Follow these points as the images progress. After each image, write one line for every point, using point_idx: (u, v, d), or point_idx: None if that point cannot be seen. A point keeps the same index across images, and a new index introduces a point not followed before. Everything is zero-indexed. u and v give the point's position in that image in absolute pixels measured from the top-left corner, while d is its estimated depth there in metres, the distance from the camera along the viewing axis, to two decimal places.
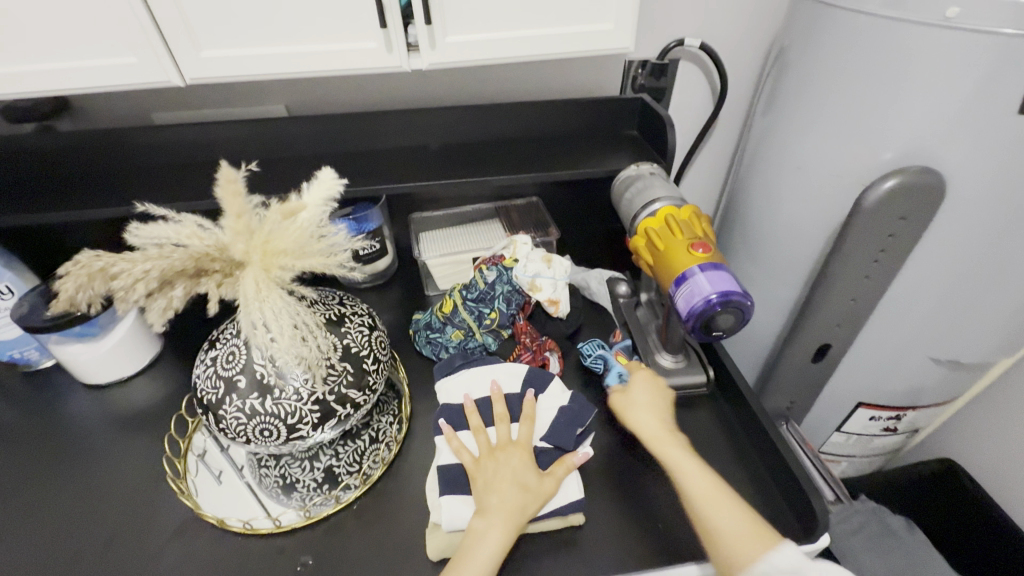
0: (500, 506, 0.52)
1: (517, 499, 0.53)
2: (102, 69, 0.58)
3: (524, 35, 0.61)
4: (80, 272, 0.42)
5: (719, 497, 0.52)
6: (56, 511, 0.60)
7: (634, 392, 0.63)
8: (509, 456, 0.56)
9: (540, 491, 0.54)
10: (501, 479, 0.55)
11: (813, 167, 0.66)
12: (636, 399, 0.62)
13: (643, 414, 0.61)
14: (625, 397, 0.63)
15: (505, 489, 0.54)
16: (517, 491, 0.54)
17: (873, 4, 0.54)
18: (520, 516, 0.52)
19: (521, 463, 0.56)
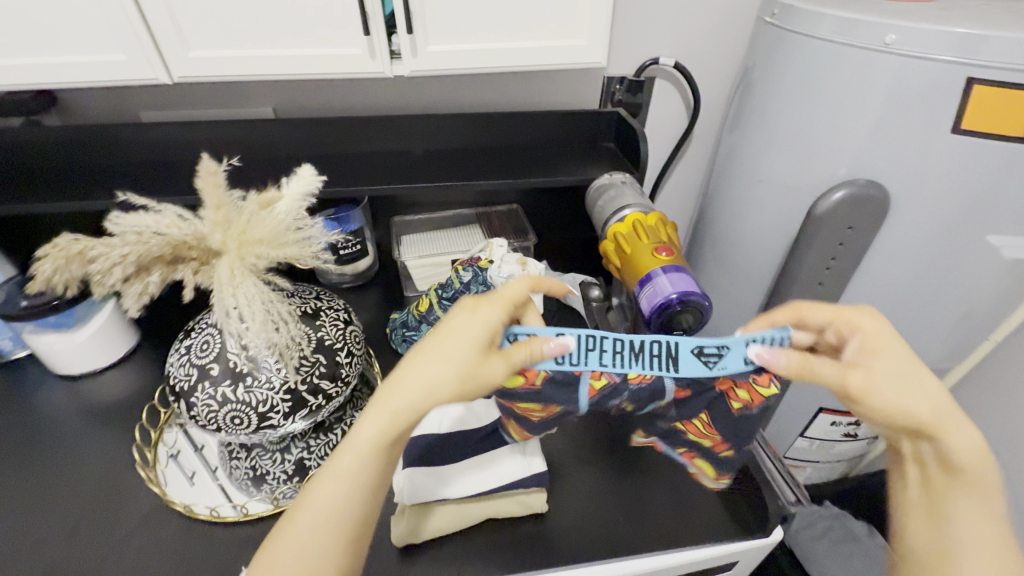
0: (420, 380, 0.42)
1: (443, 373, 0.41)
2: (90, 64, 0.60)
3: (503, 47, 0.65)
4: (58, 255, 0.43)
5: (1004, 561, 0.41)
6: (20, 498, 0.60)
7: (885, 368, 0.43)
8: (467, 319, 0.44)
9: (474, 371, 0.42)
10: (443, 342, 0.43)
11: (774, 180, 0.70)
12: (891, 378, 0.42)
13: (925, 397, 0.42)
14: (884, 375, 0.42)
15: (432, 360, 0.42)
16: (448, 363, 0.42)
17: (826, 30, 0.59)
18: (425, 396, 0.41)
19: (472, 325, 0.43)
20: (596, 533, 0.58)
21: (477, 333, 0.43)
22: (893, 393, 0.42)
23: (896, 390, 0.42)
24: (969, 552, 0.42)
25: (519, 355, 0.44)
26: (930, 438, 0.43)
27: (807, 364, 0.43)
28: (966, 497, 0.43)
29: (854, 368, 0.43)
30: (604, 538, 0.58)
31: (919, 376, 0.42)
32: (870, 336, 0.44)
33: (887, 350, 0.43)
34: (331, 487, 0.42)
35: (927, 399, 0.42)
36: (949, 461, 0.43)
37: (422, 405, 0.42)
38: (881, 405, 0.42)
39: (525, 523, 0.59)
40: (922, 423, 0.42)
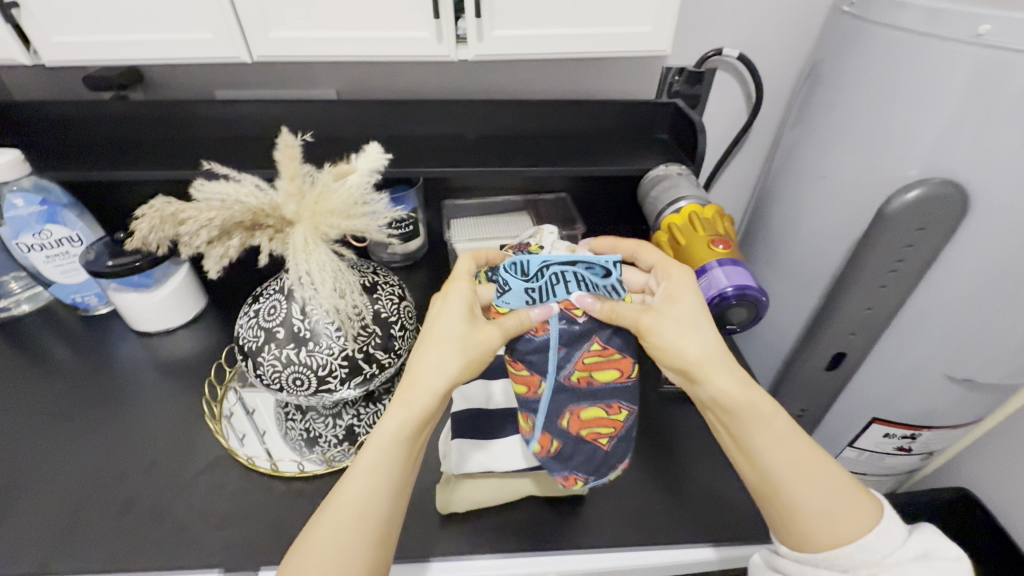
0: (428, 366, 0.50)
1: (447, 359, 0.50)
2: (181, 43, 0.64)
3: (569, 33, 0.65)
4: (155, 216, 0.47)
5: (808, 465, 0.48)
6: (103, 438, 0.66)
7: (678, 313, 0.52)
8: (447, 308, 0.53)
9: (469, 339, 0.51)
10: (440, 334, 0.52)
11: (840, 177, 0.68)
12: (691, 320, 0.52)
13: (697, 342, 0.51)
14: (671, 317, 0.52)
15: (438, 352, 0.51)
16: (451, 347, 0.51)
17: (907, 20, 0.57)
18: (442, 371, 0.50)
19: (453, 312, 0.52)
20: (634, 520, 0.58)
21: (462, 317, 0.52)
22: (674, 334, 0.51)
23: (681, 330, 0.51)
24: (777, 465, 0.48)
25: (507, 320, 0.50)
26: (700, 382, 0.51)
27: (614, 308, 0.50)
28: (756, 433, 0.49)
29: (666, 309, 0.52)
30: (639, 523, 0.58)
31: (698, 325, 0.52)
32: (675, 284, 0.53)
33: (684, 295, 0.53)
34: (371, 482, 0.47)
35: (698, 343, 0.51)
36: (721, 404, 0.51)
37: (431, 388, 0.50)
38: (676, 345, 0.51)
39: (562, 504, 0.60)
40: (705, 366, 0.51)
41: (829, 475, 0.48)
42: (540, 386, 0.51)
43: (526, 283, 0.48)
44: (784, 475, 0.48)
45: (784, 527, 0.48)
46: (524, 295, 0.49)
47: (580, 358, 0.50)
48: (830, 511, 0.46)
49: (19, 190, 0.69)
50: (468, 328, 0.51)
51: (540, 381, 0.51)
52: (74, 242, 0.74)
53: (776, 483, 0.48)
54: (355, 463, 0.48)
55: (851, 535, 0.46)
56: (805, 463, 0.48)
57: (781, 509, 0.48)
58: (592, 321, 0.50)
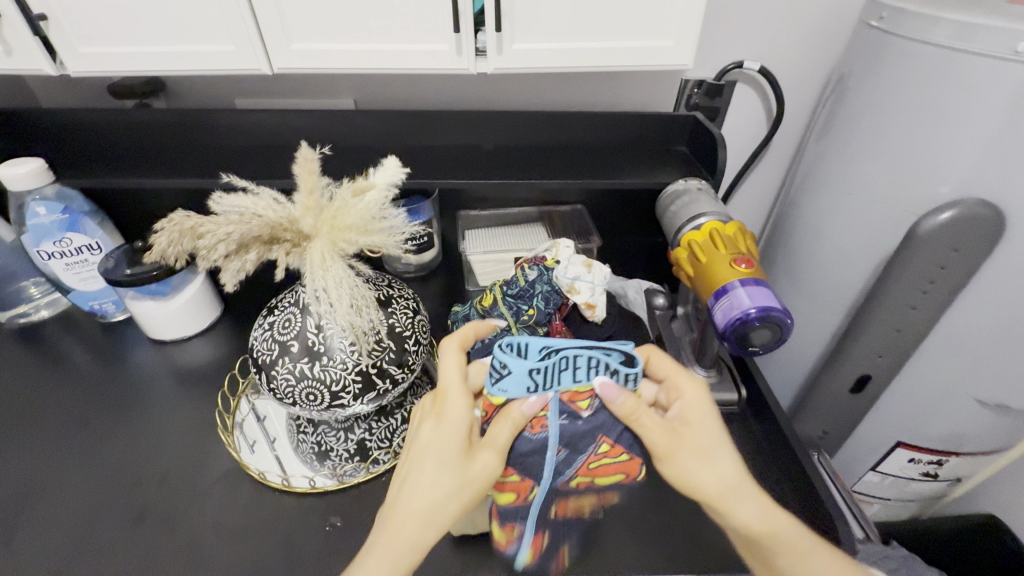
0: (422, 492, 0.46)
1: (442, 490, 0.45)
2: (203, 54, 0.65)
3: (589, 46, 0.64)
4: (174, 229, 0.47)
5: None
6: (116, 447, 0.66)
7: (697, 438, 0.48)
8: (440, 424, 0.48)
9: (464, 472, 0.46)
10: (434, 452, 0.47)
11: (867, 195, 0.66)
12: (709, 446, 0.48)
13: (718, 471, 0.48)
14: (691, 448, 0.48)
15: (430, 477, 0.46)
16: (448, 478, 0.46)
17: (939, 35, 0.55)
18: (435, 511, 0.45)
19: (447, 435, 0.47)
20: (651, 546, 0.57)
21: (459, 432, 0.47)
22: (692, 462, 0.48)
23: (700, 459, 0.48)
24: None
25: (503, 433, 0.46)
26: (723, 513, 0.48)
27: (635, 416, 0.46)
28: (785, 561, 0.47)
29: (682, 437, 0.48)
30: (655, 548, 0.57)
31: (718, 450, 0.48)
32: (687, 405, 0.49)
33: (698, 415, 0.49)
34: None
35: (719, 474, 0.47)
36: (747, 533, 0.48)
37: (424, 533, 0.45)
38: (698, 476, 0.47)
39: None
40: (730, 496, 0.48)
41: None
42: (533, 491, 0.49)
43: (531, 365, 0.45)
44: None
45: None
46: (525, 380, 0.45)
47: (583, 460, 0.48)
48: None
49: (42, 198, 0.70)
50: (463, 445, 0.47)
51: (532, 488, 0.48)
52: (93, 250, 0.75)
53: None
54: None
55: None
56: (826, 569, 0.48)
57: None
58: (602, 417, 0.48)
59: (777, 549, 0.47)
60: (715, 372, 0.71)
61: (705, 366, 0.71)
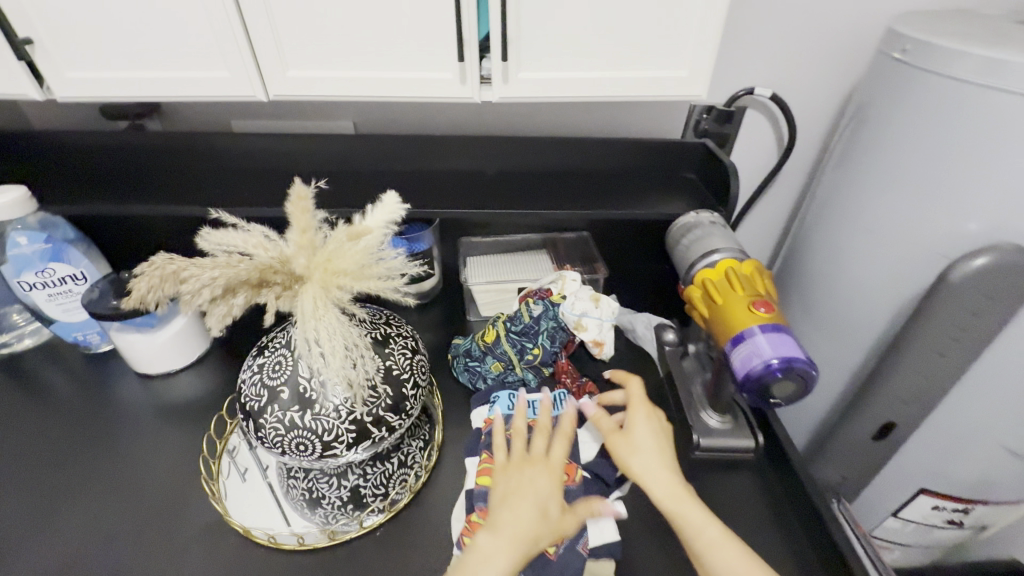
0: (514, 532, 0.47)
1: (527, 536, 0.47)
2: (196, 80, 0.62)
3: (598, 76, 0.62)
4: (154, 274, 0.44)
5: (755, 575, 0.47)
6: (95, 494, 0.62)
7: (633, 435, 0.56)
8: (538, 470, 0.52)
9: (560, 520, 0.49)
10: (525, 501, 0.49)
11: (890, 233, 0.63)
12: (642, 444, 0.56)
13: (643, 461, 0.54)
14: (624, 440, 0.56)
15: (520, 518, 0.48)
16: (543, 513, 0.49)
17: (967, 71, 0.53)
18: (534, 541, 0.47)
19: (546, 477, 0.51)
20: None
21: (553, 495, 0.50)
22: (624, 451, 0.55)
23: (631, 455, 0.55)
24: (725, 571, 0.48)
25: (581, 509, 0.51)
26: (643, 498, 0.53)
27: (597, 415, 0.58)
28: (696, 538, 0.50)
29: (618, 433, 0.57)
30: None
31: (645, 446, 0.55)
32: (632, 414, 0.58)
33: (640, 424, 0.57)
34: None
35: (642, 461, 0.54)
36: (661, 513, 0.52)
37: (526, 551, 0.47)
38: (629, 465, 0.54)
39: None
40: (651, 485, 0.53)
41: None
42: None
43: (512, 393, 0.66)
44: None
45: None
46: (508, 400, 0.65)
47: None
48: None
49: (24, 228, 0.67)
50: (554, 503, 0.50)
51: None
52: (77, 280, 0.71)
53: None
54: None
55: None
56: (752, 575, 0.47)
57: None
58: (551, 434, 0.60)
59: (689, 535, 0.50)
60: (730, 418, 0.67)
61: (720, 411, 0.67)
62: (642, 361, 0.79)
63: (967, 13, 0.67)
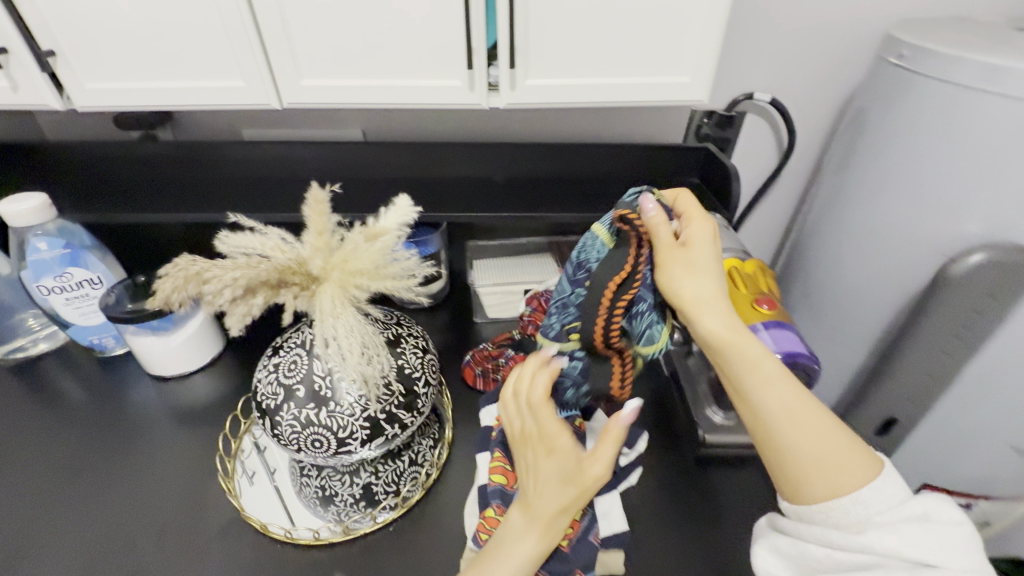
0: (539, 509, 0.44)
1: (556, 508, 0.43)
2: (212, 90, 0.64)
3: (603, 83, 0.64)
4: (178, 274, 0.45)
5: (811, 422, 0.44)
6: (115, 494, 0.64)
7: (692, 255, 0.45)
8: (547, 439, 0.45)
9: (583, 481, 0.44)
10: (544, 462, 0.44)
11: (889, 233, 0.65)
12: (699, 265, 0.45)
13: (704, 282, 0.44)
14: (683, 256, 0.45)
15: (538, 479, 0.44)
16: (564, 486, 0.44)
17: (964, 76, 0.55)
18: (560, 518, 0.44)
19: (556, 449, 0.44)
20: None
21: (568, 457, 0.44)
22: (678, 272, 0.45)
23: (688, 273, 0.45)
24: (773, 409, 0.44)
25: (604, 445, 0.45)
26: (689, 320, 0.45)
27: (655, 222, 0.44)
28: (751, 379, 0.44)
29: (677, 247, 0.45)
30: None
31: (709, 268, 0.45)
32: (696, 231, 0.46)
33: (698, 238, 0.46)
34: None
35: (706, 284, 0.44)
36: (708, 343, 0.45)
37: (558, 524, 0.44)
38: (679, 288, 0.45)
39: None
40: (702, 312, 0.44)
41: (844, 445, 0.43)
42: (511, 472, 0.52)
43: None
44: (777, 420, 0.43)
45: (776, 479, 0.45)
46: None
47: None
48: (837, 472, 0.42)
49: (43, 233, 0.69)
50: (574, 466, 0.44)
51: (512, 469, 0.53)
52: (94, 284, 0.73)
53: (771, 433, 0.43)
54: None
55: (841, 490, 0.42)
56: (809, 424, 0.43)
57: (771, 449, 0.44)
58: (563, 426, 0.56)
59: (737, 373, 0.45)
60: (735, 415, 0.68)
61: (724, 408, 0.68)
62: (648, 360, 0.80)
63: (962, 20, 0.69)
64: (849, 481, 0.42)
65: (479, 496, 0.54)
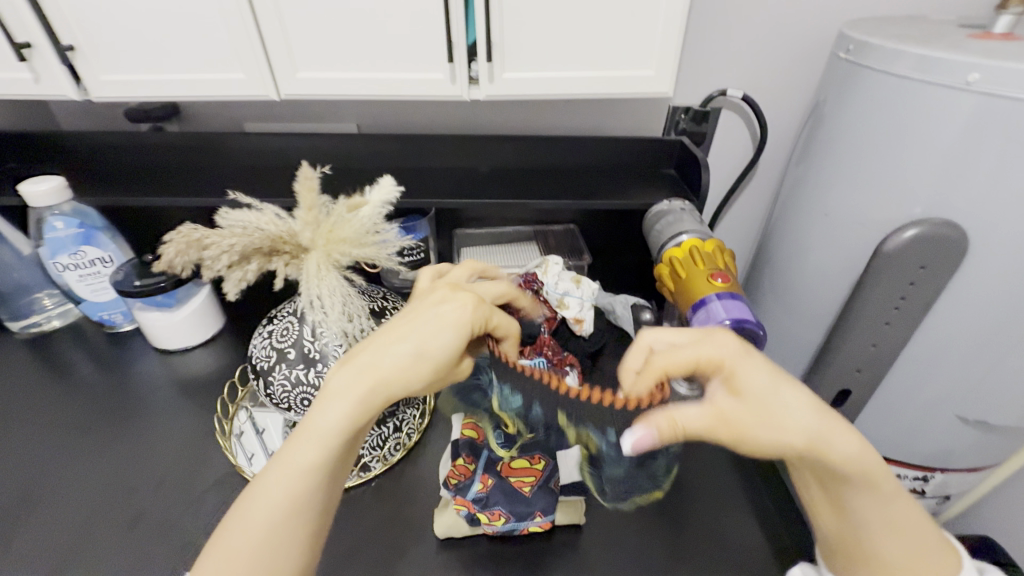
0: (393, 374, 0.44)
1: (410, 376, 0.44)
2: (216, 82, 0.70)
3: (575, 76, 0.69)
4: (181, 241, 0.51)
5: (906, 529, 0.44)
6: (122, 450, 0.69)
7: (764, 395, 0.40)
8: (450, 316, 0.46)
9: (442, 368, 0.46)
10: (418, 327, 0.46)
11: (840, 215, 0.69)
12: (768, 397, 0.40)
13: (797, 417, 0.40)
14: (752, 404, 0.40)
15: (397, 341, 0.45)
16: (423, 356, 0.45)
17: (902, 67, 0.59)
18: (400, 386, 0.44)
19: (448, 320, 0.46)
20: (632, 544, 0.59)
21: (451, 332, 0.45)
22: (763, 432, 0.40)
23: (769, 426, 0.40)
24: (869, 523, 0.44)
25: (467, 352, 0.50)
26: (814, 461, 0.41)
27: (675, 419, 0.40)
28: (868, 497, 0.43)
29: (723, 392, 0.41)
30: (637, 557, 0.57)
31: (786, 395, 0.41)
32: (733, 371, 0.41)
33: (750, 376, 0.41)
34: (299, 482, 0.42)
35: (799, 419, 0.40)
36: (833, 473, 0.42)
37: (394, 391, 0.44)
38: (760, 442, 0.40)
39: (561, 530, 0.59)
40: (814, 444, 0.40)
41: (926, 542, 0.45)
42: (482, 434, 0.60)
43: None
44: (875, 531, 0.44)
45: (848, 571, 0.47)
46: None
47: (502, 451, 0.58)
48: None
49: (59, 213, 0.75)
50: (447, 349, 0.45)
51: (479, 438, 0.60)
52: (105, 262, 0.79)
53: (868, 544, 0.44)
54: (276, 475, 0.42)
55: None
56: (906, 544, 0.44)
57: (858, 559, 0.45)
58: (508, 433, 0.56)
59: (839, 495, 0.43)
60: None
61: None
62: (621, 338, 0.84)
63: (915, 19, 0.73)
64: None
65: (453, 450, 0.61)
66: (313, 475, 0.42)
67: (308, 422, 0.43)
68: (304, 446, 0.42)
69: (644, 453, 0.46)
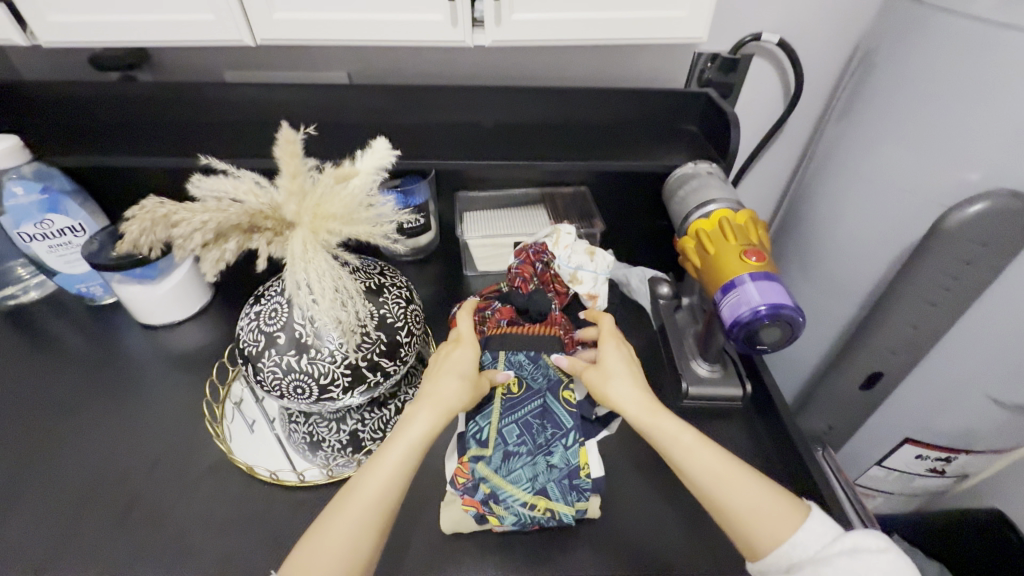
0: (434, 395, 0.52)
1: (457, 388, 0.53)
2: (180, 23, 0.60)
3: (595, 17, 0.59)
4: (145, 217, 0.44)
5: (741, 480, 0.48)
6: (107, 432, 0.65)
7: (605, 363, 0.56)
8: (450, 349, 0.57)
9: (477, 385, 0.55)
10: (443, 362, 0.56)
11: (889, 182, 0.62)
12: (613, 369, 0.55)
13: (617, 382, 0.54)
14: (596, 367, 0.56)
15: (432, 377, 0.54)
16: (463, 378, 0.54)
17: (979, 6, 0.50)
18: (453, 401, 0.52)
19: (466, 353, 0.56)
20: (649, 539, 0.56)
21: (471, 357, 0.56)
22: (596, 380, 0.55)
23: (602, 379, 0.55)
24: (702, 477, 0.48)
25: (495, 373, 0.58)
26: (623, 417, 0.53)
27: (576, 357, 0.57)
28: (682, 449, 0.50)
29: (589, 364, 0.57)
30: (653, 553, 0.55)
31: (618, 370, 0.55)
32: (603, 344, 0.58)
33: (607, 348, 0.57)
34: (382, 482, 0.47)
35: (616, 382, 0.54)
36: (642, 430, 0.52)
37: (454, 407, 0.52)
38: (596, 391, 0.55)
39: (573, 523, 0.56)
40: (629, 412, 0.52)
41: (769, 490, 0.48)
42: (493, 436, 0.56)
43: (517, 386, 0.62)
44: (706, 484, 0.48)
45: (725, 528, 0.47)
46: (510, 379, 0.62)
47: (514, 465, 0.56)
48: (767, 521, 0.46)
49: (20, 177, 0.67)
50: (474, 368, 0.56)
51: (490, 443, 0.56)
52: (77, 232, 0.73)
53: (701, 492, 0.48)
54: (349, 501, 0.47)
55: (777, 537, 0.45)
56: (738, 491, 0.47)
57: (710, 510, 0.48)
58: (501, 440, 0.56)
59: (664, 449, 0.51)
60: (720, 367, 0.69)
61: (709, 361, 0.69)
62: (637, 315, 0.80)
63: None
64: (785, 523, 0.46)
65: (458, 443, 0.57)
66: (401, 469, 0.48)
67: (396, 433, 0.50)
68: (377, 474, 0.48)
69: (552, 416, 0.57)
